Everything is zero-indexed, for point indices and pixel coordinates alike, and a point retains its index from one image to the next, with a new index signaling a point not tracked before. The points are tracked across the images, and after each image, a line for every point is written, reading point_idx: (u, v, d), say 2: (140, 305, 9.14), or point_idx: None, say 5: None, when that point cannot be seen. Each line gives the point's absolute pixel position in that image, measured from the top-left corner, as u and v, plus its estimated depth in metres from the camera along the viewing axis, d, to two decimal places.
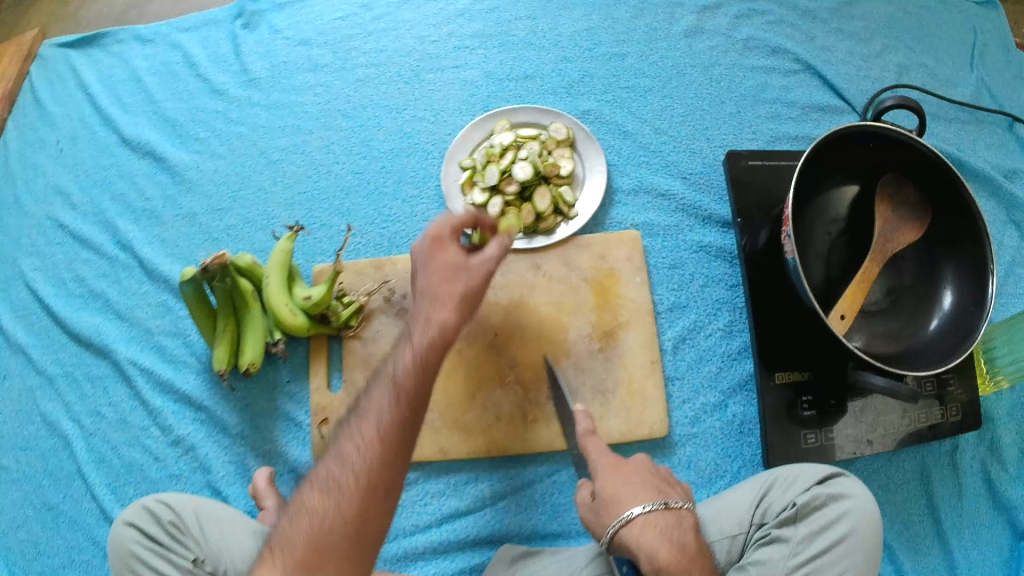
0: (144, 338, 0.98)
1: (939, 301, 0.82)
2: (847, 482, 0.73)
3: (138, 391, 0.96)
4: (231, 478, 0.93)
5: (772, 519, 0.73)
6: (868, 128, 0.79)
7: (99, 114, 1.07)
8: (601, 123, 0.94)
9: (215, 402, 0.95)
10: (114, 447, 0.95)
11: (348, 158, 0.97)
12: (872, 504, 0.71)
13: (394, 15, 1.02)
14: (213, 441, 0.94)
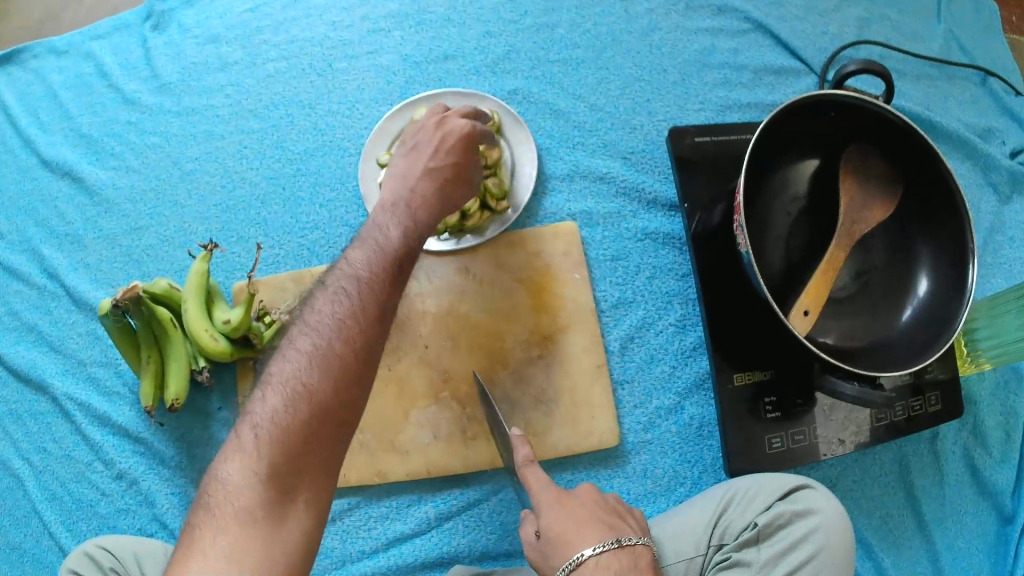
0: (79, 371, 0.90)
1: (915, 286, 0.72)
2: (812, 495, 0.66)
3: (78, 426, 0.88)
4: (175, 509, 0.85)
5: (732, 541, 0.66)
6: (828, 95, 0.69)
7: (19, 136, 0.96)
8: (530, 102, 0.86)
9: (153, 433, 0.88)
10: (64, 482, 0.87)
11: (263, 162, 0.90)
12: (839, 518, 0.65)
13: (305, 1, 0.94)
14: (155, 472, 0.87)
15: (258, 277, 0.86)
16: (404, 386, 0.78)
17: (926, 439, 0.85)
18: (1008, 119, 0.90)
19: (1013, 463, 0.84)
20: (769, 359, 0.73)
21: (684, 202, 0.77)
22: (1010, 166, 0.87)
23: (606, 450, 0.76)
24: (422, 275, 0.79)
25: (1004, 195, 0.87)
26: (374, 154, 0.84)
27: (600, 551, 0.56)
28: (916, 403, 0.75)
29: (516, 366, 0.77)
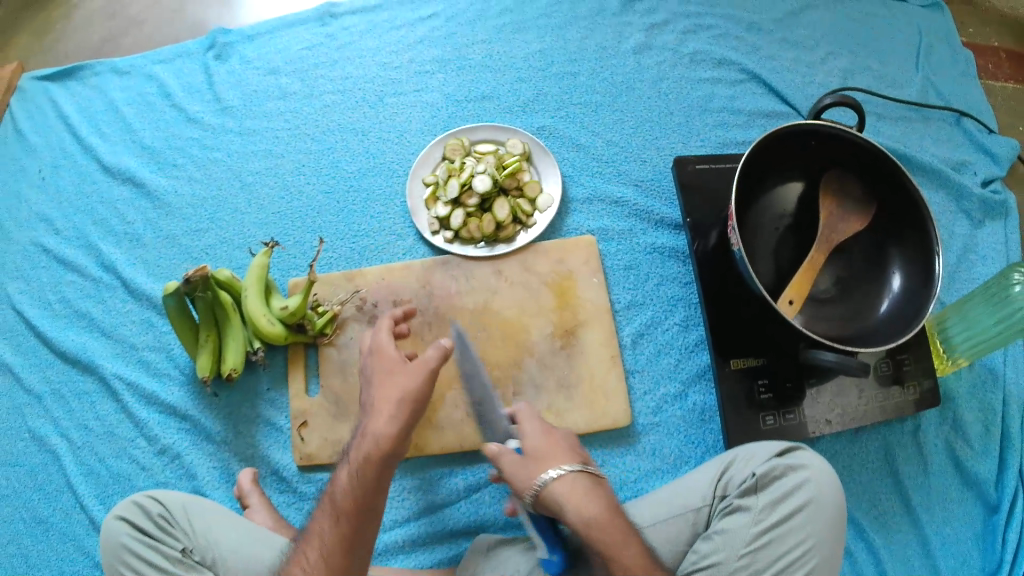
0: (130, 355, 1.00)
1: (888, 284, 0.85)
2: (804, 454, 0.78)
3: (125, 404, 0.98)
4: (215, 483, 0.95)
5: (734, 490, 0.78)
6: (807, 126, 0.83)
7: (79, 144, 1.08)
8: (554, 138, 0.95)
9: (199, 411, 0.98)
10: (102, 459, 0.96)
11: (318, 179, 0.99)
12: (828, 473, 0.76)
13: (357, 43, 1.04)
14: (197, 448, 0.97)
15: (319, 273, 0.95)
16: (438, 370, 0.88)
17: (908, 431, 0.95)
18: (980, 153, 1.02)
19: (994, 455, 0.94)
20: (763, 349, 0.84)
21: (685, 217, 0.87)
22: (981, 194, 0.98)
23: (619, 430, 0.85)
24: (459, 276, 0.89)
25: (976, 220, 0.99)
26: (419, 175, 0.93)
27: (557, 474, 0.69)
28: (892, 389, 0.88)
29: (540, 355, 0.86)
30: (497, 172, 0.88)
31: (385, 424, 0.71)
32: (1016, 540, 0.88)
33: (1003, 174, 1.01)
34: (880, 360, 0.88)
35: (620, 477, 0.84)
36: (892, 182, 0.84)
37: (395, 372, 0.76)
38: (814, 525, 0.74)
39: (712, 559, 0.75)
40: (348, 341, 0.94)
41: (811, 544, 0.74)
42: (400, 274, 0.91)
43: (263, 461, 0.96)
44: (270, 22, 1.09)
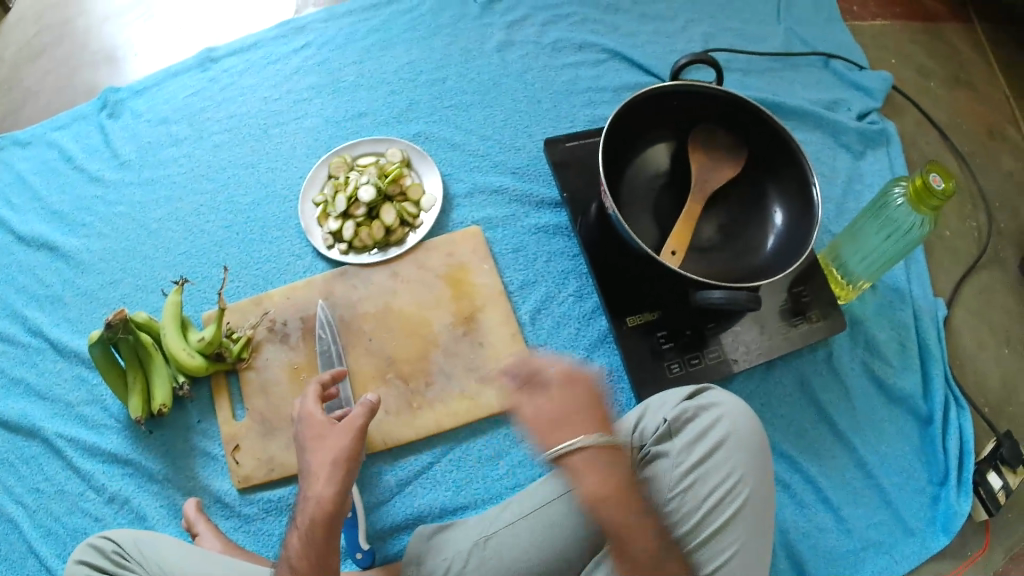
0: (68, 412, 1.00)
1: (772, 222, 0.88)
2: (714, 393, 0.81)
3: (68, 460, 0.98)
4: (165, 520, 0.95)
5: (651, 439, 0.80)
6: (658, 90, 0.86)
7: None
8: (433, 141, 0.97)
9: (140, 454, 0.98)
10: (57, 517, 0.95)
11: (217, 215, 1.02)
12: (740, 405, 0.79)
13: (237, 83, 1.07)
14: (144, 490, 0.97)
15: (229, 303, 0.97)
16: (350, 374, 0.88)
17: (822, 359, 0.97)
18: (853, 89, 1.05)
19: (913, 369, 0.96)
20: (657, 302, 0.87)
21: (563, 194, 0.90)
22: (858, 127, 1.01)
23: None
24: (359, 282, 0.91)
25: (858, 152, 1.01)
26: (309, 196, 0.96)
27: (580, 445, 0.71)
28: (795, 320, 0.90)
29: (444, 343, 0.88)
30: (380, 180, 0.91)
31: (322, 488, 0.70)
32: (956, 446, 0.92)
33: (878, 105, 1.04)
34: (781, 297, 0.91)
35: None
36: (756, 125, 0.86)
37: (324, 434, 0.74)
38: (735, 455, 0.76)
39: (643, 509, 0.76)
40: (265, 362, 0.95)
41: (736, 476, 0.75)
42: (302, 291, 0.95)
43: (205, 490, 0.96)
44: (157, 75, 1.14)
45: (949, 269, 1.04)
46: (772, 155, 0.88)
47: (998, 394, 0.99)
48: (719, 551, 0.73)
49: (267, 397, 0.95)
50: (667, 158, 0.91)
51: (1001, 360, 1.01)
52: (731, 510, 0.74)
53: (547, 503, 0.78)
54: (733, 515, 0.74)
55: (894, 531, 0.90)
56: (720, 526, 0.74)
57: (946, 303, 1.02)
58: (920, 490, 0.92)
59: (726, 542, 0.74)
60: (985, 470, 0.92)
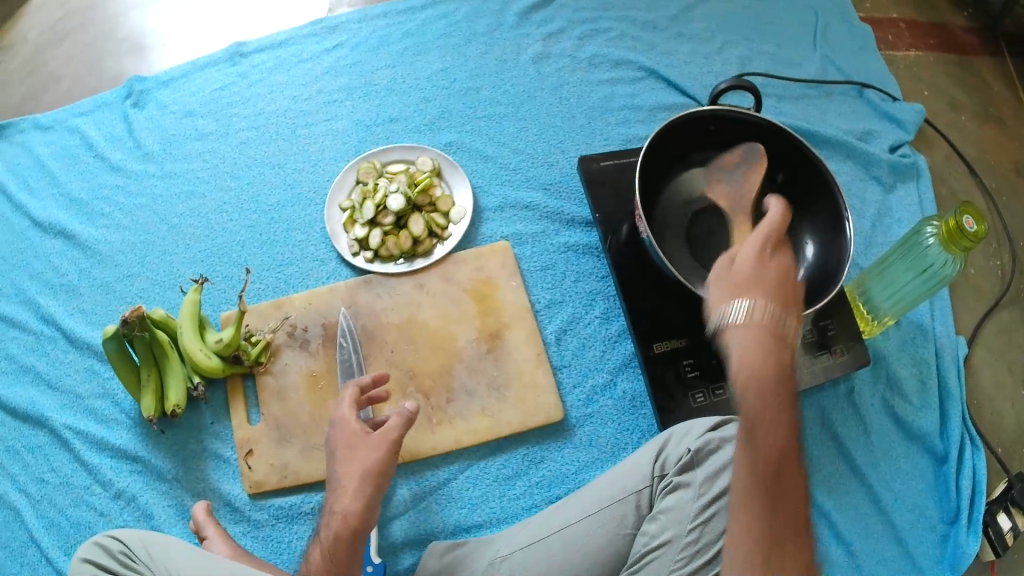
0: (77, 405, 0.99)
1: (801, 253, 0.90)
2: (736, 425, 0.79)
3: (76, 453, 0.96)
4: (172, 520, 0.94)
5: (672, 468, 0.78)
6: (692, 115, 0.86)
7: (9, 203, 1.08)
8: (462, 151, 0.96)
9: (149, 451, 0.97)
10: (62, 509, 0.94)
11: (240, 215, 1.01)
12: None
13: (267, 81, 1.05)
14: (152, 488, 0.95)
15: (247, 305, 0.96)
16: None
17: (843, 395, 0.96)
18: (886, 121, 1.04)
19: (933, 407, 0.96)
20: (684, 329, 0.85)
21: (595, 214, 0.89)
22: (889, 160, 1.00)
23: (552, 424, 0.86)
24: (383, 292, 0.90)
25: (889, 185, 1.00)
26: (336, 201, 0.95)
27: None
28: (820, 353, 0.90)
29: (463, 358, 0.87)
30: (410, 189, 0.90)
31: (348, 502, 0.71)
32: (969, 486, 0.92)
33: (909, 138, 1.04)
34: (805, 329, 0.91)
35: (560, 470, 0.85)
36: (795, 155, 0.88)
37: (355, 444, 0.75)
38: None
39: (661, 539, 0.74)
40: (283, 366, 0.94)
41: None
42: (325, 297, 0.93)
43: (215, 493, 0.95)
44: (185, 66, 1.12)
45: (972, 307, 1.04)
46: (804, 186, 0.89)
47: (1013, 434, 1.00)
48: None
49: (283, 403, 0.94)
50: (700, 182, 0.90)
51: (1017, 401, 1.01)
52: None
53: (567, 526, 0.78)
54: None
55: (904, 566, 0.90)
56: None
57: (968, 341, 1.02)
58: (933, 526, 0.92)
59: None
60: (996, 511, 0.92)
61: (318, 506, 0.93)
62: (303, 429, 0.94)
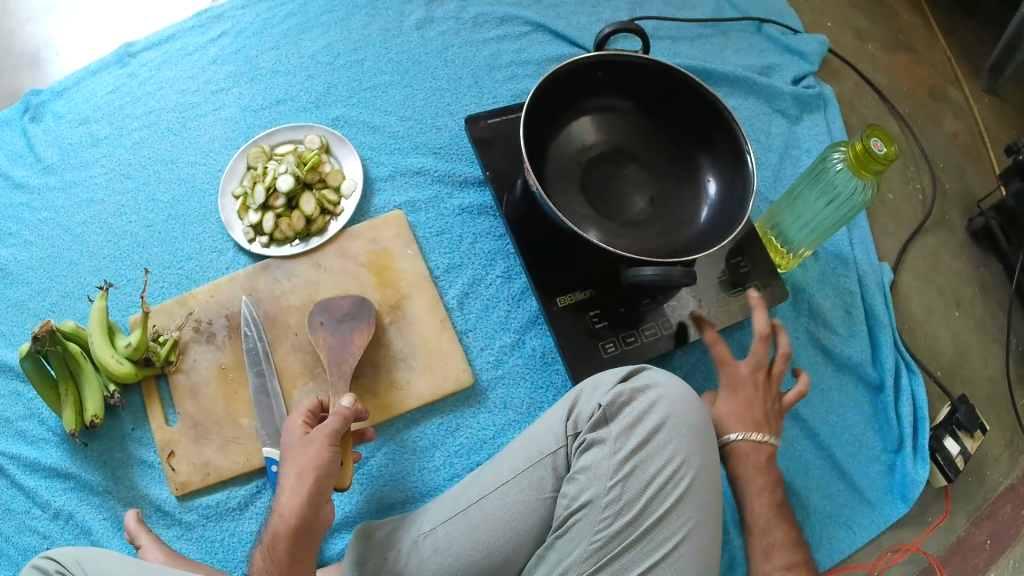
0: (6, 428, 0.95)
1: (706, 192, 0.85)
2: (650, 373, 0.75)
3: (11, 478, 0.92)
4: (110, 533, 0.90)
5: (585, 425, 0.72)
6: (581, 62, 0.81)
7: None
8: (351, 125, 0.94)
9: (80, 466, 0.93)
10: (5, 538, 0.90)
11: (139, 214, 0.98)
12: (674, 385, 0.74)
13: (155, 78, 1.04)
14: (87, 503, 0.92)
15: (152, 305, 0.93)
16: (279, 370, 0.86)
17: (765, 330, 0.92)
18: (788, 54, 1.04)
19: (861, 334, 0.93)
20: (587, 280, 0.82)
21: (486, 172, 0.85)
22: (793, 92, 1.00)
23: (465, 390, 0.84)
24: (281, 276, 0.88)
25: (795, 117, 1.00)
26: (229, 190, 0.93)
27: (743, 437, 0.76)
28: (736, 291, 0.87)
29: (373, 331, 0.82)
30: (298, 169, 0.88)
31: (288, 500, 0.69)
32: (909, 413, 0.90)
33: (814, 69, 1.03)
34: (718, 269, 0.87)
35: (477, 436, 0.83)
36: (687, 91, 0.83)
37: (297, 447, 0.73)
38: (678, 441, 0.71)
39: (583, 500, 0.69)
40: (194, 363, 0.92)
41: (677, 462, 0.70)
42: (226, 289, 0.91)
43: (145, 500, 0.92)
44: (78, 74, 1.08)
45: (893, 233, 1.02)
46: (700, 122, 0.84)
47: (950, 356, 0.97)
48: (663, 540, 0.69)
49: (198, 399, 0.91)
50: (592, 132, 0.87)
51: (951, 324, 0.99)
52: (672, 497, 0.69)
53: (481, 497, 0.72)
54: (675, 502, 0.69)
55: (852, 501, 0.89)
56: (663, 513, 0.69)
57: (892, 268, 1.00)
58: (876, 458, 0.90)
59: (671, 530, 0.69)
60: (943, 437, 0.90)
61: (245, 501, 0.91)
62: (220, 425, 0.91)
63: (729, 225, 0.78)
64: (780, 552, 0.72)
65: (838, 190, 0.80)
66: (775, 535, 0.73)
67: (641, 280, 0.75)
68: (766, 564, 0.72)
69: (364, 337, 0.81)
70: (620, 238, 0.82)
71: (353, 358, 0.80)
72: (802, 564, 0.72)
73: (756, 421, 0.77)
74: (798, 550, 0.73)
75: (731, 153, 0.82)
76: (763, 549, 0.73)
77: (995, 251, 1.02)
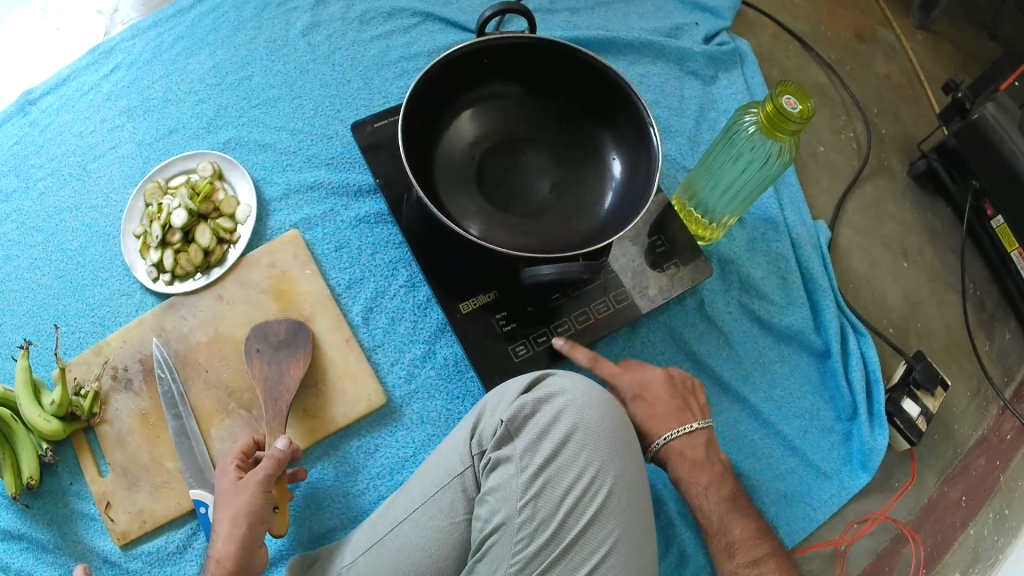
0: None
1: (611, 173, 0.79)
2: (556, 380, 0.71)
3: None
4: None
5: (490, 443, 0.68)
6: (462, 51, 0.76)
7: None
8: (242, 145, 0.92)
9: (30, 524, 0.87)
10: None
11: (50, 266, 0.94)
12: (583, 389, 0.70)
13: (54, 122, 0.99)
14: (42, 561, 0.86)
15: (69, 359, 0.90)
16: (195, 410, 0.82)
17: (695, 309, 0.87)
18: (698, 11, 1.00)
19: (799, 301, 0.88)
20: (488, 282, 0.79)
21: (377, 180, 0.82)
22: (705, 51, 0.96)
23: (378, 410, 0.81)
24: (187, 313, 0.85)
25: (709, 77, 0.96)
26: (130, 231, 0.90)
27: (673, 436, 0.73)
28: (658, 269, 0.83)
29: (311, 354, 0.81)
30: (191, 201, 0.85)
31: (220, 547, 0.67)
32: (861, 379, 0.85)
33: (728, 24, 0.99)
34: (634, 249, 0.83)
35: (398, 455, 0.80)
36: (581, 67, 0.77)
37: (229, 493, 0.71)
38: (591, 448, 0.67)
39: (496, 521, 0.65)
40: (117, 413, 0.89)
41: (592, 470, 0.66)
42: (136, 332, 0.89)
43: (92, 553, 0.87)
44: None
45: (827, 186, 0.97)
46: (599, 99, 0.79)
47: (902, 312, 0.92)
48: (588, 554, 0.64)
49: (125, 449, 0.88)
50: (482, 123, 0.81)
51: (899, 277, 0.93)
52: (591, 508, 0.65)
53: (393, 527, 0.68)
54: (595, 513, 0.65)
55: (808, 478, 0.83)
56: (583, 526, 0.65)
57: (829, 225, 0.94)
58: (831, 430, 0.85)
59: (595, 542, 0.65)
60: (900, 399, 0.85)
61: (184, 543, 0.87)
62: (147, 471, 0.88)
63: (627, 218, 0.73)
64: (742, 549, 0.67)
65: (755, 154, 0.75)
66: (733, 534, 0.69)
67: (541, 279, 0.70)
68: (729, 563, 0.67)
69: (301, 368, 0.79)
70: (521, 231, 0.77)
71: (290, 391, 0.78)
72: (768, 557, 0.67)
73: (678, 412, 0.74)
74: (761, 542, 0.68)
75: (635, 130, 0.76)
76: (724, 548, 0.68)
77: (942, 194, 0.96)
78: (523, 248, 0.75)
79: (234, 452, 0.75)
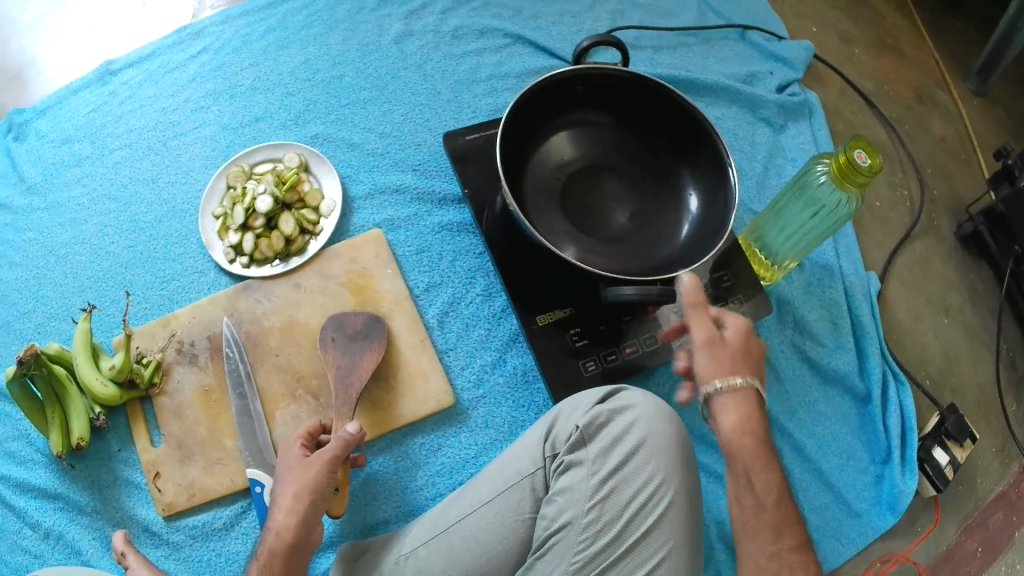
0: None
1: (688, 208, 0.83)
2: (629, 395, 0.74)
3: None
4: (100, 553, 0.85)
5: (563, 447, 0.71)
6: (557, 78, 0.79)
7: None
8: (330, 142, 0.95)
9: (74, 484, 0.88)
10: None
11: (121, 234, 0.95)
12: (655, 407, 0.73)
13: (136, 94, 1.01)
14: (78, 523, 0.87)
15: (134, 327, 0.91)
16: (262, 392, 0.84)
17: None
18: (772, 61, 1.05)
19: (849, 346, 0.93)
20: (566, 297, 0.82)
21: (465, 189, 0.86)
22: (778, 100, 1.01)
23: (446, 410, 0.84)
24: (261, 297, 0.87)
25: (779, 125, 1.01)
26: (209, 210, 0.91)
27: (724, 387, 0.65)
28: (718, 302, 0.87)
29: (383, 351, 0.83)
30: (278, 189, 0.88)
31: (282, 519, 0.69)
32: (897, 424, 0.89)
33: (799, 75, 1.04)
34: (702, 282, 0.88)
35: (459, 455, 0.83)
36: (670, 103, 0.81)
37: (293, 467, 0.73)
38: (658, 463, 0.70)
39: (562, 521, 0.68)
40: (178, 385, 0.89)
41: (656, 483, 0.69)
42: (209, 310, 0.90)
43: (132, 522, 0.87)
44: (61, 91, 1.03)
45: (881, 240, 1.01)
46: (682, 135, 0.83)
47: (940, 364, 0.96)
48: (644, 560, 0.67)
49: (181, 421, 0.89)
50: (570, 146, 0.84)
51: (940, 332, 0.98)
52: (652, 518, 0.68)
53: (458, 521, 0.71)
54: (656, 523, 0.68)
55: (839, 513, 0.87)
56: (643, 534, 0.67)
57: (879, 277, 0.99)
58: (864, 470, 0.89)
59: (651, 550, 0.67)
60: (932, 447, 0.88)
61: (230, 521, 0.87)
62: (203, 446, 0.89)
63: (705, 250, 0.77)
64: None
65: (822, 203, 0.78)
66: None
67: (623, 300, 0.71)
68: None
69: (373, 360, 0.82)
70: (602, 254, 0.80)
71: (360, 380, 0.80)
72: None
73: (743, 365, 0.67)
74: None
75: (717, 170, 0.80)
76: None
77: (986, 256, 1.01)
78: (603, 269, 0.78)
79: (298, 435, 0.77)
